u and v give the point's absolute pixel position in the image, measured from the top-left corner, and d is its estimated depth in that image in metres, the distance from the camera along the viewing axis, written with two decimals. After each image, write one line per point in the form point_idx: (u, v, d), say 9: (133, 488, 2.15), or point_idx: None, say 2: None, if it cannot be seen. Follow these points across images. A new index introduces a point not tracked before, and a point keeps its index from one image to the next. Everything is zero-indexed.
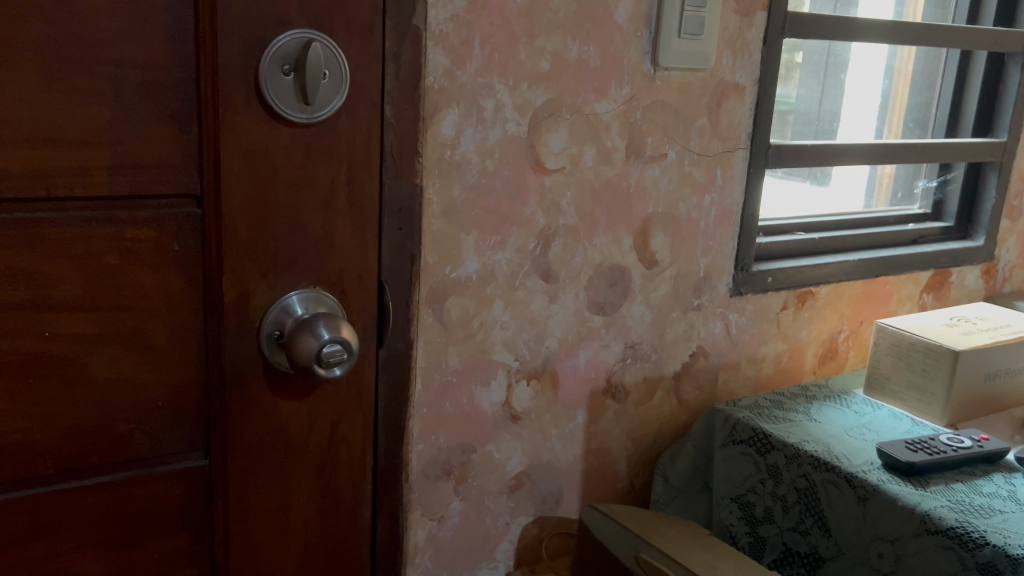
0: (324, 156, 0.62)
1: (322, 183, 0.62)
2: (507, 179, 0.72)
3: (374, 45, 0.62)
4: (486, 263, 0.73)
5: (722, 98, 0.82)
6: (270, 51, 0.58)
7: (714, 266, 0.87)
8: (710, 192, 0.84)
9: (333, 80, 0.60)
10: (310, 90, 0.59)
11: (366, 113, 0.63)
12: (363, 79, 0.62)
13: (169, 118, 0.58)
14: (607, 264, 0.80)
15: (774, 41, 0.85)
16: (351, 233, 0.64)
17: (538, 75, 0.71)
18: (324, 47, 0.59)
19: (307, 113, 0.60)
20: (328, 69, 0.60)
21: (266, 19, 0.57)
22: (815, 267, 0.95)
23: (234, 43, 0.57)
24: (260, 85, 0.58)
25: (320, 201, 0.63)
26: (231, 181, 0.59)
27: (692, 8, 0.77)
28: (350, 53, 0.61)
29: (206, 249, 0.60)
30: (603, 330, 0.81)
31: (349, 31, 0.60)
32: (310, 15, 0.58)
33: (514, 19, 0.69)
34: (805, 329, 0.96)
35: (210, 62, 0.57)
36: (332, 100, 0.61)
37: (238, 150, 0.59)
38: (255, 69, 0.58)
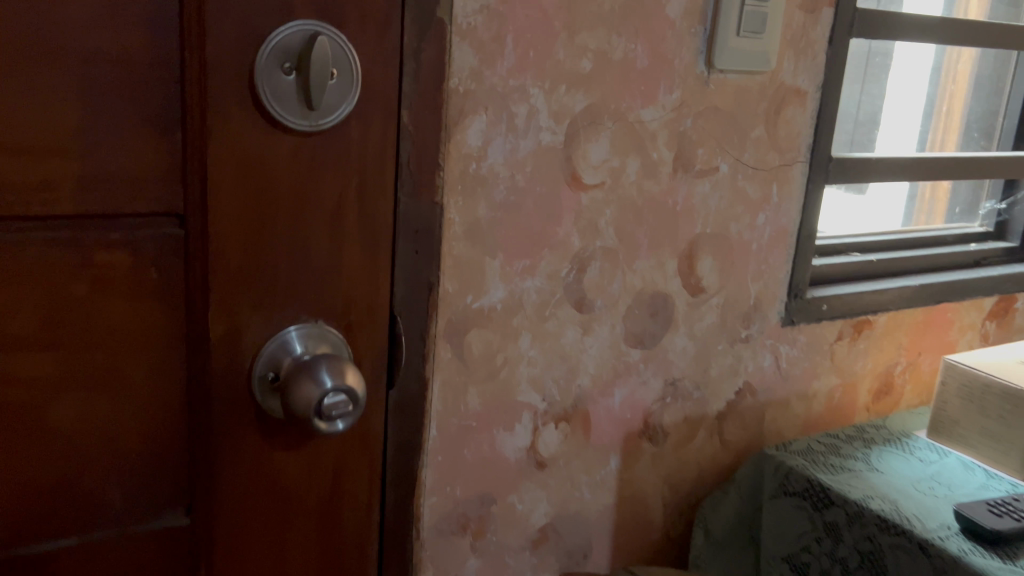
0: (330, 167, 0.53)
1: (328, 197, 0.53)
2: (539, 196, 0.63)
3: (390, 39, 0.52)
4: (513, 292, 0.64)
5: (782, 105, 0.73)
6: (268, 46, 0.48)
7: (765, 292, 0.78)
8: (765, 211, 0.75)
9: (341, 82, 0.51)
10: (314, 94, 0.49)
11: (380, 119, 0.53)
12: (375, 79, 0.53)
13: (149, 121, 0.48)
14: (648, 291, 0.70)
15: (841, 41, 0.75)
16: (361, 255, 0.55)
17: (578, 77, 0.62)
18: (331, 43, 0.50)
19: (310, 120, 0.51)
20: (336, 68, 0.51)
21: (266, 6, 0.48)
22: (873, 293, 0.85)
23: (226, 33, 0.47)
24: (256, 86, 0.49)
25: (325, 219, 0.53)
26: (220, 195, 0.50)
27: (753, 3, 0.67)
28: (361, 49, 0.51)
29: (191, 274, 0.51)
30: (641, 365, 0.72)
31: (361, 23, 0.51)
32: (315, 3, 0.49)
33: (553, 12, 0.59)
34: (860, 361, 0.87)
35: (199, 54, 0.47)
36: (341, 105, 0.51)
37: (229, 160, 0.50)
38: (249, 67, 0.49)
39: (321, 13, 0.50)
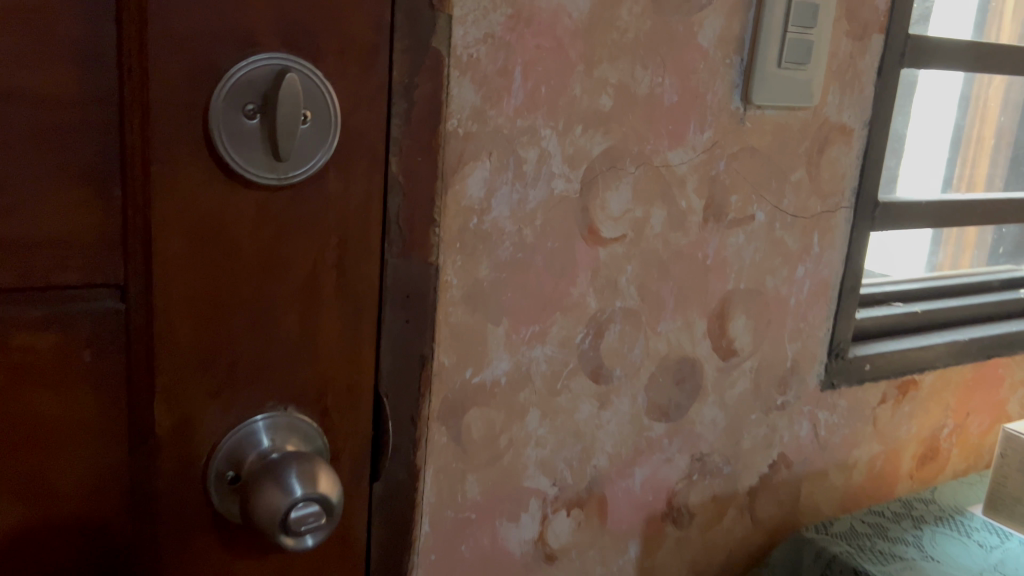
0: (303, 228, 0.43)
1: (301, 265, 0.44)
2: (550, 252, 0.54)
3: (377, 75, 0.44)
4: (520, 363, 0.55)
5: (825, 143, 0.64)
6: (226, 84, 0.39)
7: (803, 353, 0.69)
8: (804, 263, 0.66)
9: (315, 126, 0.42)
10: (283, 141, 0.40)
11: (363, 170, 0.45)
12: (359, 123, 0.44)
13: (80, 174, 0.40)
14: (674, 357, 0.62)
15: (891, 72, 0.66)
16: (341, 331, 0.46)
17: (597, 116, 0.53)
18: (302, 79, 0.41)
19: (278, 172, 0.42)
20: (309, 109, 0.41)
21: (225, 35, 0.39)
22: (921, 349, 0.76)
23: (175, 68, 0.38)
24: (211, 132, 0.39)
25: (296, 289, 0.44)
26: (168, 266, 0.40)
27: (796, 30, 0.59)
28: (341, 87, 0.43)
29: (132, 357, 0.43)
30: (665, 441, 0.63)
31: (341, 55, 0.42)
32: (283, 32, 0.40)
33: (569, 41, 0.51)
34: (904, 425, 0.78)
35: (140, 94, 0.39)
36: (315, 154, 0.42)
37: (179, 223, 0.40)
38: (203, 108, 0.39)
39: (290, 44, 0.41)
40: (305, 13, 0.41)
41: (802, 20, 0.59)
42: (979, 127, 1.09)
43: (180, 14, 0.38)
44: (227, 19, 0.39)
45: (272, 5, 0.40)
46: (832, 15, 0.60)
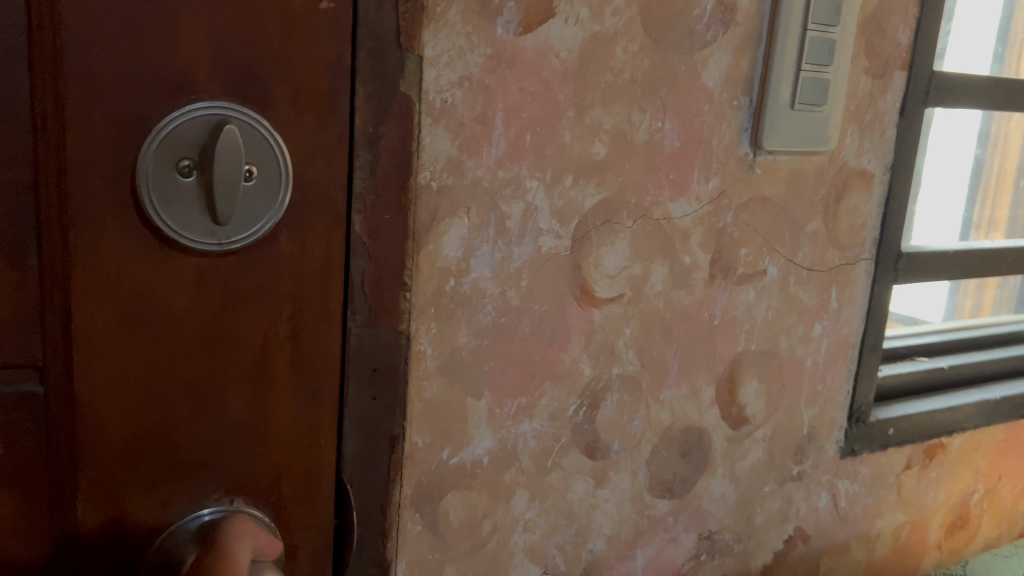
0: (251, 300, 0.37)
1: (248, 338, 0.37)
2: (539, 316, 0.48)
3: (336, 126, 0.37)
4: (505, 440, 0.49)
5: (843, 191, 0.59)
6: (158, 135, 0.33)
7: (821, 419, 0.63)
8: (821, 320, 0.61)
9: (261, 184, 0.35)
10: (222, 203, 0.34)
11: (322, 232, 0.38)
12: (316, 179, 0.37)
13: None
14: (680, 427, 0.56)
15: (915, 111, 0.60)
16: (296, 412, 0.39)
17: (589, 165, 0.47)
18: (244, 131, 0.34)
19: (219, 237, 0.35)
20: (253, 163, 0.35)
21: (158, 79, 0.33)
22: (949, 411, 0.70)
23: (97, 118, 0.32)
24: (138, 191, 0.33)
25: (246, 366, 0.37)
26: (88, 344, 0.34)
27: (811, 68, 0.53)
28: (292, 139, 0.36)
29: (57, 464, 0.35)
30: (669, 519, 0.57)
31: (293, 103, 0.36)
32: (225, 75, 0.34)
33: (557, 84, 0.45)
34: (931, 492, 0.72)
35: (56, 149, 0.32)
36: (262, 215, 0.36)
37: (101, 294, 0.33)
38: (130, 163, 0.33)
39: (238, 90, 0.34)
40: (250, 57, 0.34)
41: (817, 57, 0.53)
42: (1001, 162, 1.04)
43: (102, 54, 0.31)
44: (160, 60, 0.32)
45: (214, 46, 0.33)
46: (850, 51, 0.55)
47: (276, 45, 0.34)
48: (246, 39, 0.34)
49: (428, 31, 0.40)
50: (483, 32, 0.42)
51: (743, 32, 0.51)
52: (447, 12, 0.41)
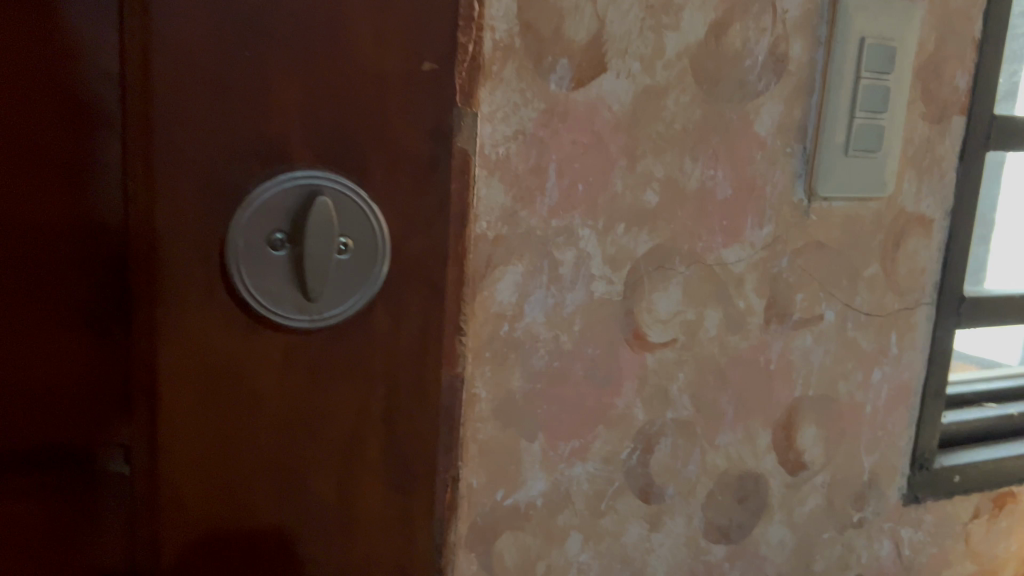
0: (352, 403, 0.29)
1: (335, 437, 0.28)
2: (592, 361, 0.49)
3: (438, 192, 0.29)
4: (558, 482, 0.50)
5: (901, 236, 0.58)
6: (251, 205, 0.26)
7: (882, 465, 0.62)
8: (881, 365, 0.60)
9: (360, 266, 0.28)
10: (312, 291, 0.27)
11: (420, 309, 0.29)
12: (414, 251, 0.29)
13: (68, 334, 0.26)
14: (735, 472, 0.56)
15: (976, 155, 0.60)
16: (387, 529, 0.30)
17: (641, 213, 0.48)
18: (343, 197, 0.27)
19: (313, 334, 0.27)
20: (344, 232, 0.27)
21: (250, 140, 0.25)
22: (1018, 459, 0.68)
23: (183, 187, 0.25)
24: (227, 276, 0.26)
25: (333, 472, 0.29)
26: (172, 457, 0.27)
27: (865, 116, 0.54)
28: (393, 201, 0.28)
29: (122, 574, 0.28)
30: (725, 564, 0.57)
31: (391, 177, 0.28)
32: (321, 133, 0.26)
33: (610, 135, 0.46)
34: (1001, 542, 0.70)
35: (144, 221, 0.25)
36: (354, 293, 0.28)
37: (180, 387, 0.26)
38: (218, 239, 0.26)
39: (331, 156, 0.27)
40: (343, 104, 0.27)
41: (872, 104, 0.54)
42: None
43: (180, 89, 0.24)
44: (245, 119, 0.25)
45: (306, 102, 0.26)
46: (906, 98, 0.55)
47: (381, 108, 0.27)
48: (341, 99, 0.26)
49: (484, 89, 0.42)
50: (537, 88, 0.44)
51: (796, 81, 0.51)
52: (502, 70, 0.42)
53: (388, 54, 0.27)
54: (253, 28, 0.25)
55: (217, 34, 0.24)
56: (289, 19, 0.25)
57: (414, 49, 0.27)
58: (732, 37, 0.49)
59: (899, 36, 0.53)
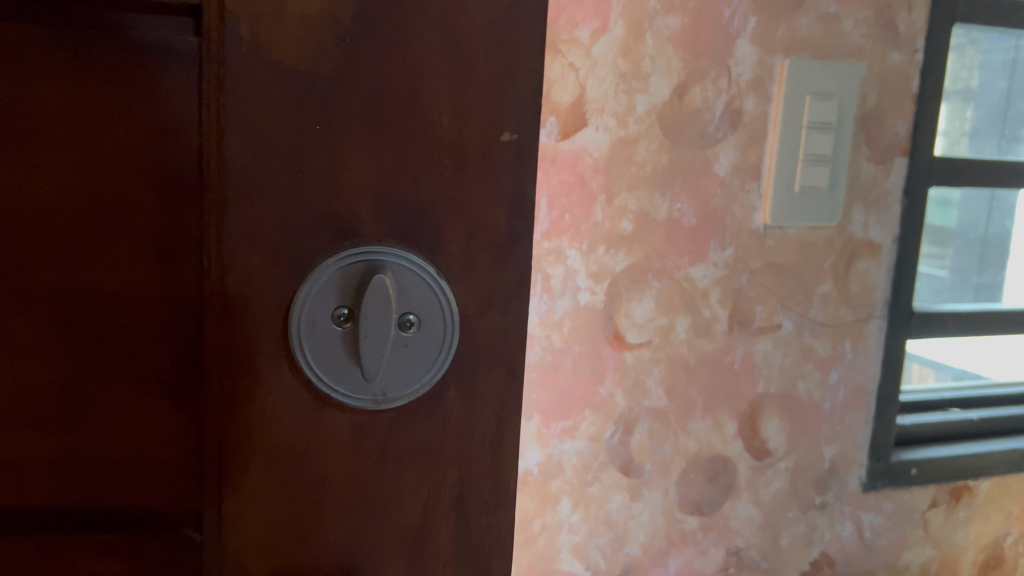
0: (410, 455, 0.34)
1: (405, 488, 0.34)
2: (579, 356, 0.61)
3: (509, 274, 0.33)
4: (551, 455, 0.62)
5: (852, 258, 0.69)
6: (310, 288, 0.31)
7: (841, 456, 0.72)
8: (837, 368, 0.70)
9: (422, 337, 0.33)
10: (369, 357, 0.32)
11: (492, 384, 0.34)
12: (485, 331, 0.34)
13: (162, 368, 0.35)
14: (706, 455, 0.67)
15: (921, 190, 0.70)
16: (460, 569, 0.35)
17: (618, 237, 0.60)
18: (408, 283, 0.32)
19: (373, 392, 0.33)
20: (410, 311, 0.32)
21: (319, 215, 0.31)
22: (973, 456, 0.77)
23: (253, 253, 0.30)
24: (293, 343, 0.32)
25: (407, 518, 0.34)
26: (240, 487, 0.32)
27: (812, 158, 0.64)
28: (462, 284, 0.33)
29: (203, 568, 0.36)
30: (699, 533, 0.68)
31: (464, 252, 0.33)
32: (388, 216, 0.32)
33: (591, 175, 0.59)
34: (960, 531, 0.79)
35: (219, 288, 0.31)
36: (418, 363, 0.33)
37: (254, 431, 0.32)
38: (286, 309, 0.31)
39: (402, 230, 0.32)
40: (412, 197, 0.32)
41: (817, 148, 0.64)
42: None
43: (259, 170, 0.30)
44: (318, 195, 0.31)
45: (380, 182, 0.31)
46: (849, 142, 0.66)
47: (452, 186, 0.32)
48: (415, 180, 0.31)
49: None
50: None
51: (751, 130, 0.63)
52: None
53: (466, 140, 0.32)
54: (329, 115, 0.30)
55: (293, 120, 0.30)
56: (355, 104, 0.30)
57: (490, 133, 0.32)
58: (693, 96, 0.60)
59: (838, 91, 0.64)
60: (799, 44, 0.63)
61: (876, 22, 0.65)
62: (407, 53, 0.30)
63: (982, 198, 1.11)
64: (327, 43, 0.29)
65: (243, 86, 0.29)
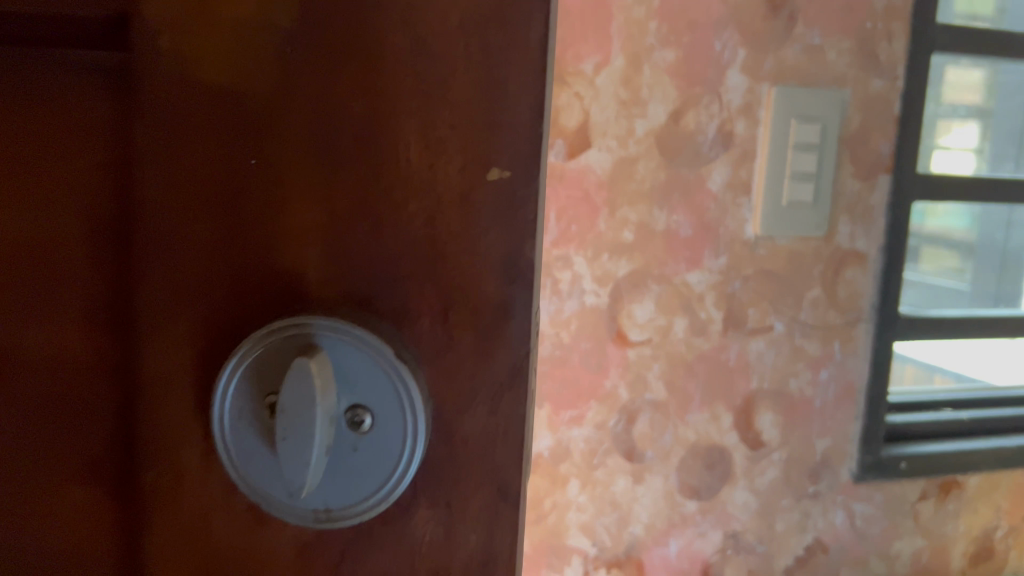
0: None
1: None
2: (585, 352, 0.69)
3: (505, 359, 0.29)
4: (560, 440, 0.69)
5: (840, 266, 0.75)
6: (233, 371, 0.27)
7: (833, 449, 0.78)
8: (827, 367, 0.77)
9: (377, 441, 0.27)
10: (293, 466, 0.26)
11: (478, 504, 0.30)
12: (472, 429, 0.29)
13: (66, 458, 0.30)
14: (703, 444, 0.74)
15: (905, 203, 0.76)
16: None
17: (620, 245, 0.68)
18: (355, 366, 0.27)
19: (315, 506, 0.28)
20: (359, 408, 0.27)
21: (252, 266, 0.28)
22: (960, 452, 0.82)
23: (188, 301, 0.28)
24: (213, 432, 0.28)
25: None
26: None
27: (798, 175, 0.71)
28: (442, 366, 0.29)
29: None
30: (698, 516, 0.75)
31: (444, 321, 0.28)
32: (344, 278, 0.28)
33: (595, 191, 0.67)
34: (950, 523, 0.84)
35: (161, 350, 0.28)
36: (375, 472, 0.27)
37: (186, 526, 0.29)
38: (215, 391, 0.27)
39: (365, 292, 0.28)
40: (371, 258, 0.28)
41: (803, 167, 0.71)
42: None
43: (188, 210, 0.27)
44: (256, 243, 0.27)
45: (327, 232, 0.27)
46: (833, 161, 0.72)
47: (424, 244, 0.28)
48: (376, 229, 0.27)
49: None
50: None
51: (742, 149, 0.70)
52: None
53: (441, 180, 0.27)
54: (263, 145, 0.27)
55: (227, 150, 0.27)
56: (297, 138, 0.27)
57: (476, 171, 0.27)
58: (688, 120, 0.68)
59: (822, 115, 0.71)
60: (785, 73, 0.70)
61: (859, 51, 0.72)
62: (367, 65, 0.26)
63: (1002, 213, 1.16)
64: (268, 51, 0.26)
65: (164, 105, 0.27)
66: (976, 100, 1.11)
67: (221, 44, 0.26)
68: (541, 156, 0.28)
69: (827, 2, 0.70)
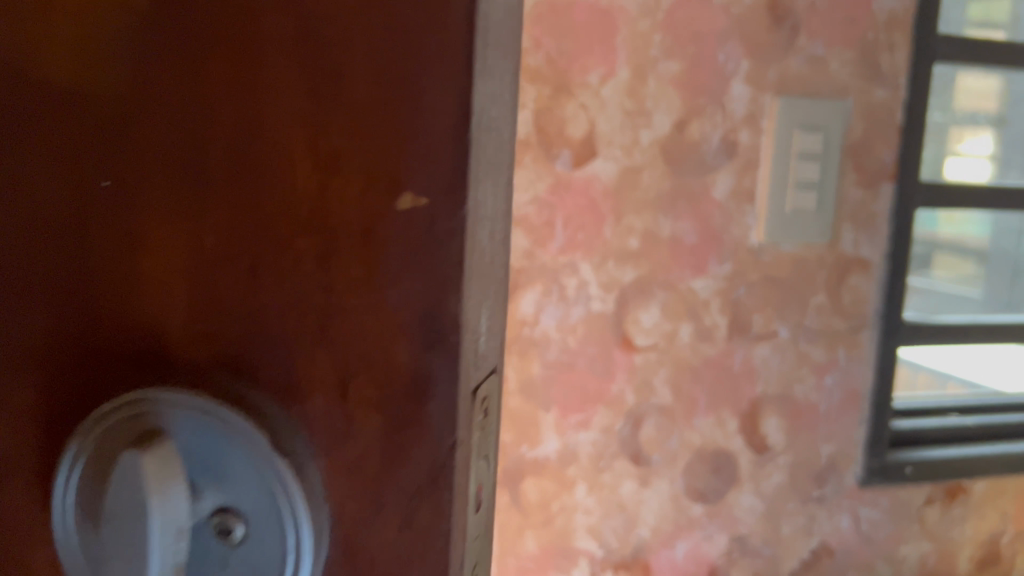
0: None
1: None
2: (591, 357, 0.70)
3: (423, 456, 0.28)
4: (567, 443, 0.70)
5: (844, 273, 0.76)
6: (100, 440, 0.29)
7: (839, 454, 0.79)
8: (832, 373, 0.78)
9: (245, 549, 0.29)
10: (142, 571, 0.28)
11: None
12: (374, 540, 0.29)
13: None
14: (709, 448, 0.75)
15: (910, 210, 0.77)
16: None
17: (626, 253, 0.69)
18: (227, 466, 0.29)
19: None
20: (228, 516, 0.29)
21: (126, 304, 0.28)
22: (966, 458, 0.83)
23: (75, 324, 0.29)
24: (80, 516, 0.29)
25: None
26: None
27: (801, 184, 0.72)
28: (338, 458, 0.29)
29: None
30: (704, 520, 0.76)
31: (342, 392, 0.28)
32: (222, 342, 0.28)
33: (601, 199, 0.68)
34: (956, 527, 0.85)
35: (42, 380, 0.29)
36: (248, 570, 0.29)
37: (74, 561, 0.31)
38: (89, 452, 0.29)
39: (242, 351, 0.28)
40: (243, 341, 0.28)
41: (805, 176, 0.72)
42: None
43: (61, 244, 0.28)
44: (127, 281, 0.28)
45: (199, 281, 0.28)
46: (835, 169, 0.74)
47: (314, 297, 0.28)
48: (252, 277, 0.28)
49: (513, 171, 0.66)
50: (547, 170, 0.67)
51: (746, 158, 0.71)
52: (521, 160, 0.66)
53: (332, 212, 0.27)
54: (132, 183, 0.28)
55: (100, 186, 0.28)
56: (175, 168, 0.28)
57: (385, 200, 0.27)
58: (693, 130, 0.69)
59: (824, 125, 0.73)
60: (788, 84, 0.71)
61: (862, 62, 0.73)
62: (242, 110, 0.27)
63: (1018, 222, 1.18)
64: (135, 88, 0.27)
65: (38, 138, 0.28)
66: (993, 108, 1.12)
67: (110, 71, 0.27)
68: (463, 183, 0.27)
69: (829, 14, 0.72)
